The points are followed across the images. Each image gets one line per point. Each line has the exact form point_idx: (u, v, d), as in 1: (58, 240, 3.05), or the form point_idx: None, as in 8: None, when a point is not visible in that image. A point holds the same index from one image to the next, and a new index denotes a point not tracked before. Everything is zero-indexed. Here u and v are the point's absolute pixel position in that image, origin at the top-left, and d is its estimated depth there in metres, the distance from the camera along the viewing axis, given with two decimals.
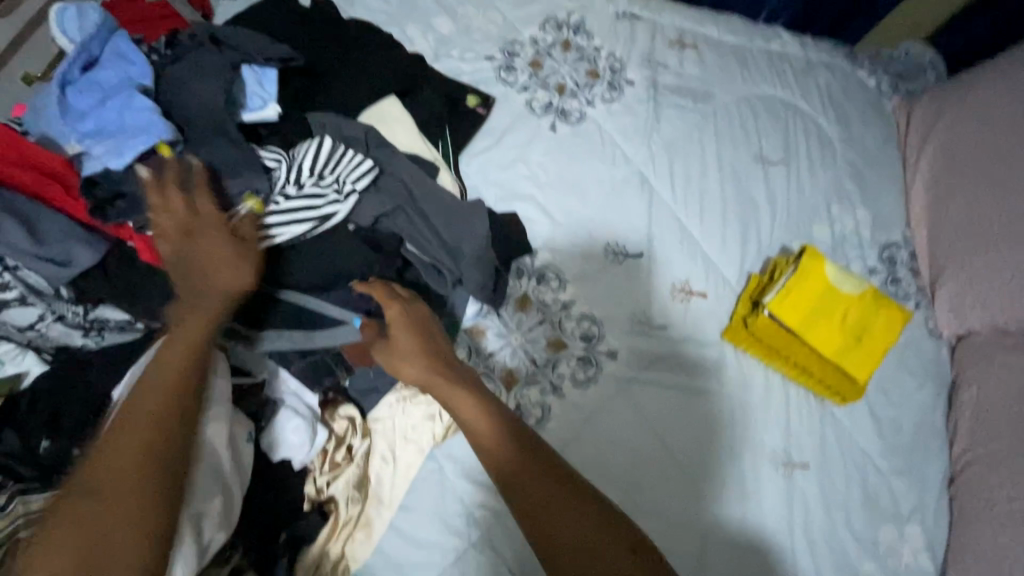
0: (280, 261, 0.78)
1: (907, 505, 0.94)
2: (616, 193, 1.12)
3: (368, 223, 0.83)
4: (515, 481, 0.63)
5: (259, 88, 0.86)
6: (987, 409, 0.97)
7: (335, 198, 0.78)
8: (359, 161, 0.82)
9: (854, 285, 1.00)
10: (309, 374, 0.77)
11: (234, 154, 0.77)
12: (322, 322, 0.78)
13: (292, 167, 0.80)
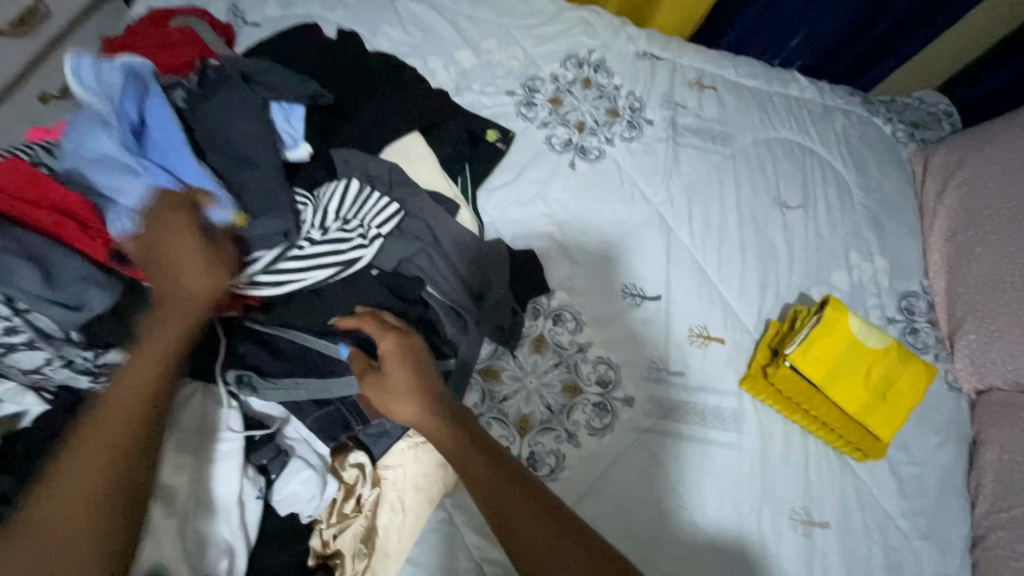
0: (300, 306, 0.73)
1: (929, 570, 0.90)
2: (634, 232, 1.11)
3: (391, 267, 0.78)
4: (518, 529, 0.59)
5: (287, 126, 0.81)
6: (1011, 470, 0.94)
7: (360, 242, 0.74)
8: (384, 204, 0.78)
9: (880, 340, 0.92)
10: (322, 427, 0.72)
11: (274, 197, 0.72)
12: (339, 369, 0.73)
13: (318, 209, 0.76)
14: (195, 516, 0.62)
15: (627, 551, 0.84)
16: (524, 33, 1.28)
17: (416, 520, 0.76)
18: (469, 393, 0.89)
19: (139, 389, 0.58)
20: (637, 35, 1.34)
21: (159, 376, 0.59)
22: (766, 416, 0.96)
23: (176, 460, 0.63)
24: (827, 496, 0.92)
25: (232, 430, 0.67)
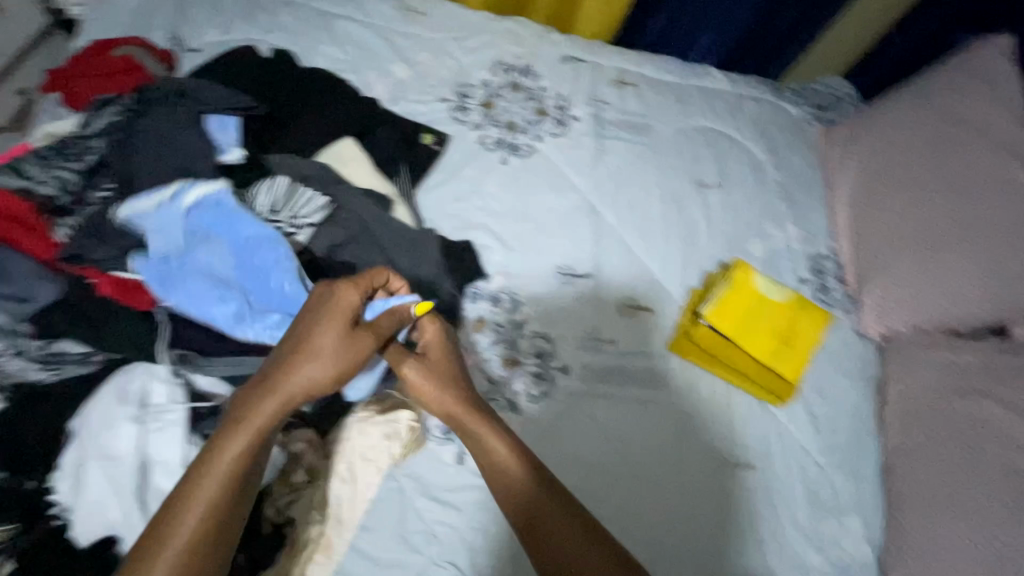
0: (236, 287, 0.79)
1: (846, 497, 1.00)
2: (566, 219, 1.20)
3: (322, 251, 0.86)
4: (534, 514, 0.74)
5: (223, 135, 0.92)
6: (912, 401, 1.04)
7: (289, 229, 0.85)
8: (312, 198, 0.88)
9: (778, 295, 1.10)
10: None
11: (204, 190, 0.83)
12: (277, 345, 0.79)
13: (249, 202, 0.87)
14: (145, 482, 0.70)
15: None
16: (455, 44, 1.38)
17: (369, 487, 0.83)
18: None
19: (250, 453, 0.65)
20: (561, 41, 1.45)
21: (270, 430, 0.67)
22: (694, 374, 1.05)
23: (125, 432, 0.72)
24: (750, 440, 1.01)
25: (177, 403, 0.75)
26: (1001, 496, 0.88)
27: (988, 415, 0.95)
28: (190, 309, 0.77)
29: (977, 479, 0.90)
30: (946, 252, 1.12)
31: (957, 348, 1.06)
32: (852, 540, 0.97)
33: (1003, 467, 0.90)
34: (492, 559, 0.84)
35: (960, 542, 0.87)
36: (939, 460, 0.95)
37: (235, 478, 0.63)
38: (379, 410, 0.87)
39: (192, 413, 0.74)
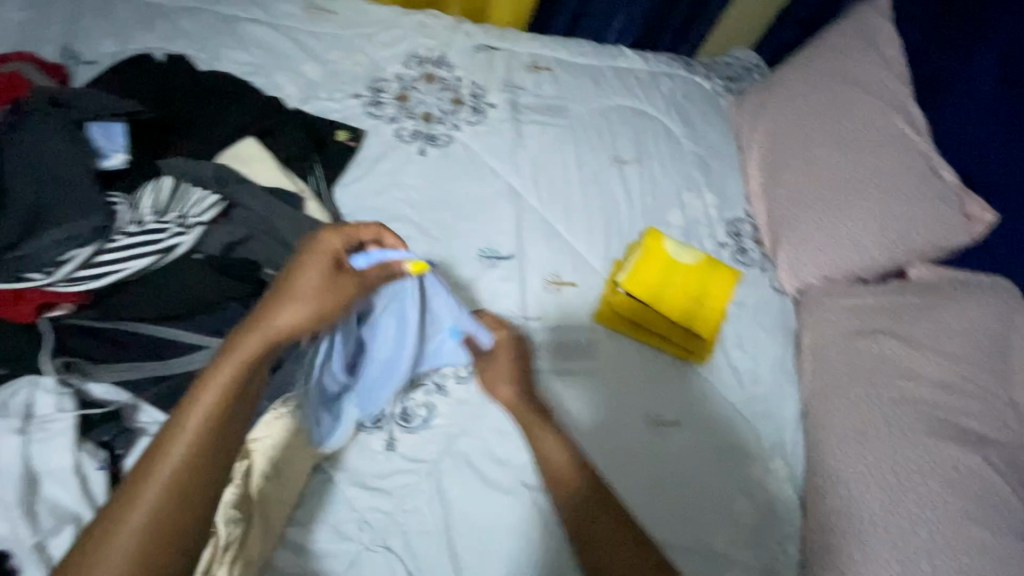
0: (126, 294, 0.81)
1: (768, 443, 1.05)
2: (488, 204, 1.22)
3: (218, 251, 0.85)
4: (581, 504, 0.81)
5: (108, 142, 0.92)
6: (824, 346, 1.10)
7: (177, 231, 0.82)
8: (205, 198, 0.87)
9: (690, 256, 1.14)
10: (166, 401, 0.75)
11: (95, 195, 0.81)
12: (176, 348, 0.78)
13: (134, 207, 0.85)
14: (32, 494, 0.65)
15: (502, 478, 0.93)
16: (366, 40, 1.38)
17: (295, 480, 0.85)
18: None
19: (231, 398, 0.63)
20: (473, 31, 1.47)
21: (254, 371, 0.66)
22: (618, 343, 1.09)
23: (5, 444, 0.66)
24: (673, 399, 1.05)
25: (63, 411, 0.70)
26: (900, 423, 0.94)
27: (887, 351, 1.01)
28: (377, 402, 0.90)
29: (879, 410, 0.97)
30: (843, 203, 1.18)
31: (860, 292, 1.12)
32: (777, 482, 1.01)
33: (900, 395, 0.96)
34: (426, 537, 0.86)
35: (866, 469, 0.93)
36: (848, 397, 1.01)
37: (217, 422, 0.62)
38: None
39: (83, 419, 0.71)
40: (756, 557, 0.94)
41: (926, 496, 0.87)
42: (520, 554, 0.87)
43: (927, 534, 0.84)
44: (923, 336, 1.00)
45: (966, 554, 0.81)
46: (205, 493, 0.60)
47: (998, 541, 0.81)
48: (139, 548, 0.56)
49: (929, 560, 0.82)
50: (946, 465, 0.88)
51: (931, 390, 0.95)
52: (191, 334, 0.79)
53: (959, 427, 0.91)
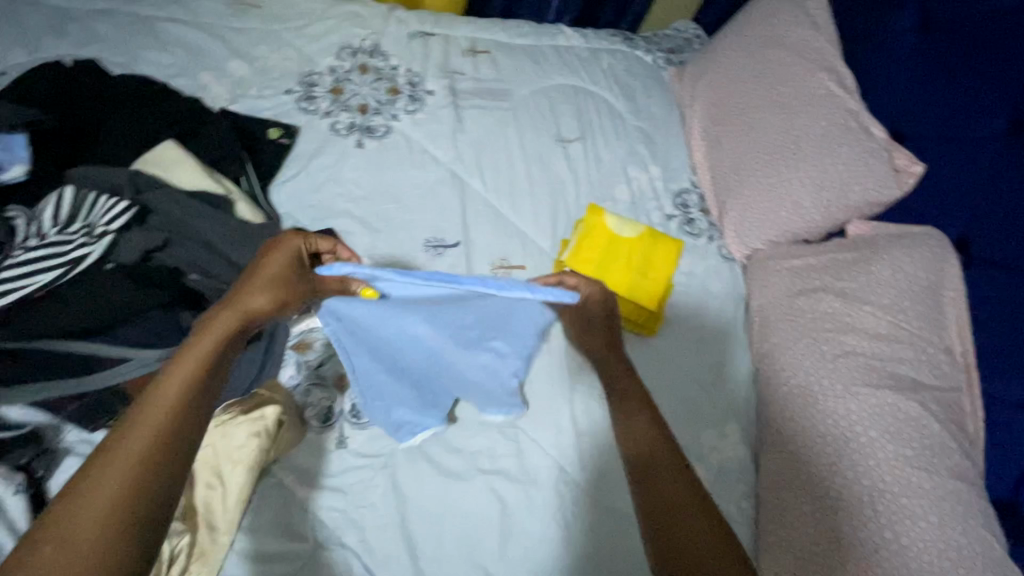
0: (30, 310, 0.75)
1: (721, 406, 1.07)
2: (430, 192, 1.20)
3: (133, 259, 0.82)
4: (652, 469, 0.79)
5: (9, 155, 0.88)
6: (771, 307, 1.11)
7: (85, 241, 0.80)
8: (112, 204, 0.84)
9: (634, 229, 1.14)
10: (88, 415, 0.77)
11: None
12: (97, 362, 0.77)
13: (33, 219, 0.81)
14: None
15: (458, 466, 0.93)
16: (295, 34, 1.34)
17: (235, 488, 0.80)
18: (284, 368, 0.97)
19: (206, 359, 0.66)
20: (407, 18, 1.44)
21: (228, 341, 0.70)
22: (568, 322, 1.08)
23: None
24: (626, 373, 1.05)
25: None
26: (842, 376, 0.96)
27: (828, 308, 1.03)
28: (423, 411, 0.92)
29: (821, 366, 0.98)
30: (781, 166, 1.20)
31: (803, 254, 1.14)
32: (731, 444, 1.03)
33: (841, 349, 0.98)
34: (383, 531, 0.86)
35: (813, 425, 0.95)
36: (794, 355, 1.02)
37: (194, 384, 0.63)
38: (240, 411, 0.85)
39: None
40: None
41: (867, 444, 0.89)
42: (478, 538, 0.87)
43: (869, 482, 0.86)
44: (859, 290, 1.02)
45: (905, 497, 0.84)
46: (190, 441, 0.60)
47: (934, 481, 0.84)
48: (117, 501, 0.53)
49: (871, 506, 0.84)
50: (886, 413, 0.90)
51: (869, 343, 0.97)
52: (113, 348, 0.76)
53: (896, 375, 0.93)
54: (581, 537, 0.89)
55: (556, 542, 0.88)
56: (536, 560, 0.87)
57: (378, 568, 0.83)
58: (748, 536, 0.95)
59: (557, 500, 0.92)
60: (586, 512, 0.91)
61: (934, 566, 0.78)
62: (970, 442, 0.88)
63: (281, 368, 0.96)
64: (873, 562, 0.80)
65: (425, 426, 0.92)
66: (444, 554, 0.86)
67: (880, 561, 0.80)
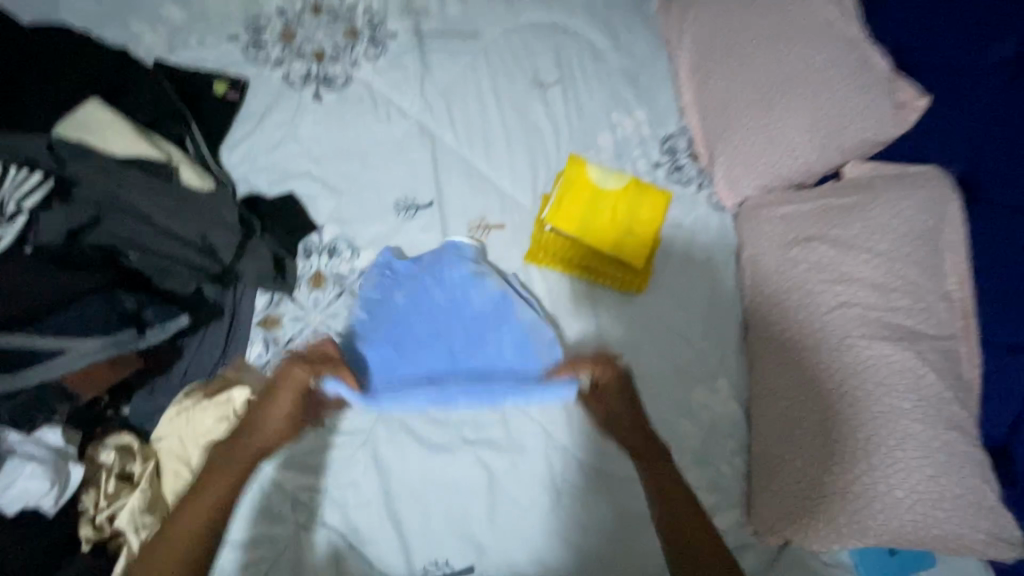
0: None
1: (712, 361, 1.02)
2: (397, 148, 1.11)
3: (59, 241, 0.75)
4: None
5: None
6: (761, 258, 1.06)
7: None
8: (26, 177, 0.75)
9: (617, 181, 1.06)
10: (21, 415, 0.70)
11: None
12: (32, 355, 0.69)
13: None
14: None
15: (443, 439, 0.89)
16: None
17: None
18: (252, 346, 0.89)
19: (212, 514, 0.69)
20: None
21: (218, 510, 0.69)
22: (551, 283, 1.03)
23: None
24: (611, 336, 1.01)
25: None
26: (834, 329, 0.93)
27: (822, 257, 0.98)
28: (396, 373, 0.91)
29: (814, 319, 0.95)
30: (775, 106, 1.11)
31: (796, 199, 1.08)
32: (721, 400, 1.00)
33: (835, 300, 0.94)
34: (368, 509, 0.83)
35: (804, 379, 0.92)
36: (784, 308, 0.99)
37: (199, 550, 0.66)
38: (205, 394, 0.80)
39: None
40: (702, 477, 0.95)
41: (862, 398, 0.87)
42: (463, 513, 0.85)
43: (862, 436, 0.85)
44: (856, 237, 0.97)
45: (898, 450, 0.83)
46: None
47: (928, 432, 0.83)
48: None
49: (865, 460, 0.84)
50: (881, 365, 0.88)
51: (865, 292, 0.93)
52: (46, 338, 0.69)
53: (892, 325, 0.90)
54: (572, 505, 0.87)
55: (547, 510, 0.86)
56: (525, 529, 0.85)
57: (363, 545, 0.82)
58: (739, 490, 0.95)
59: (546, 467, 0.89)
60: (576, 477, 0.89)
61: (926, 517, 0.80)
62: (966, 391, 0.86)
63: (248, 348, 0.88)
64: (870, 514, 0.83)
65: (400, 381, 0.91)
66: (433, 528, 0.84)
67: (872, 513, 0.82)
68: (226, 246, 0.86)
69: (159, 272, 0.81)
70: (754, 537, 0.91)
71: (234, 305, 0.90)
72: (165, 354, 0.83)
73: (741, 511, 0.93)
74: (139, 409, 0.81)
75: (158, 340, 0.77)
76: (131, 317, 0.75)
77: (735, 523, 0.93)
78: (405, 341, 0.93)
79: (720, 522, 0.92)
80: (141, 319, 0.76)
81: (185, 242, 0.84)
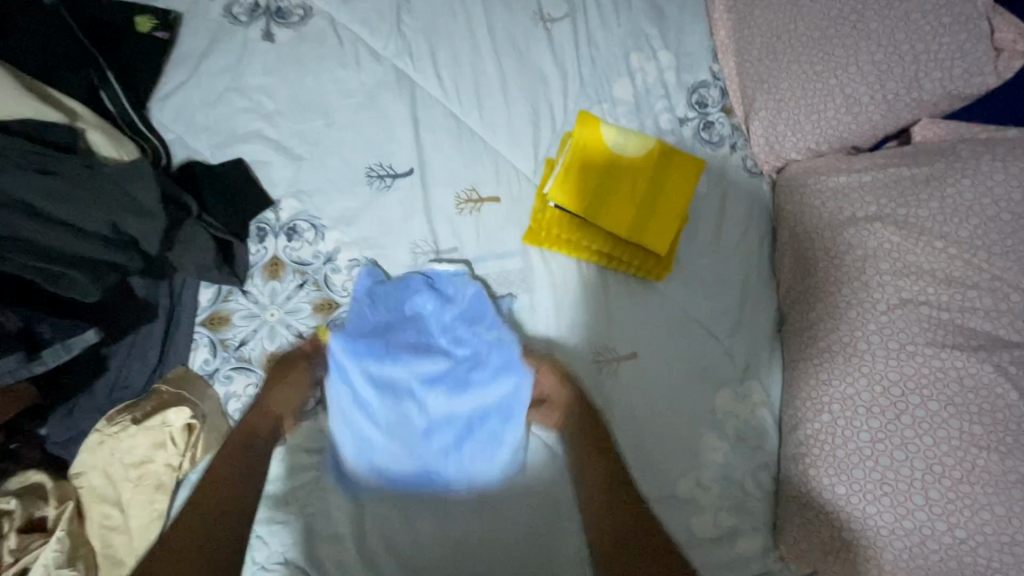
0: None
1: (740, 361, 0.87)
2: (367, 101, 0.91)
3: None
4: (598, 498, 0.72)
5: None
6: (807, 237, 0.87)
7: None
8: None
9: (637, 145, 0.85)
10: None
11: None
12: None
13: None
14: None
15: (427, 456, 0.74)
16: None
17: (139, 515, 0.66)
18: (196, 352, 0.75)
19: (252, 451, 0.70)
20: None
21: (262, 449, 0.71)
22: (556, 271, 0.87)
23: None
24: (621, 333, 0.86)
25: None
26: (894, 332, 0.77)
27: (882, 241, 0.81)
28: (370, 429, 0.73)
29: (871, 317, 0.78)
30: (833, 48, 0.90)
31: (853, 166, 0.88)
32: (750, 407, 0.85)
33: (897, 297, 0.79)
34: (338, 543, 0.72)
35: (854, 392, 0.77)
36: (831, 302, 0.82)
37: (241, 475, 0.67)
38: (133, 419, 0.68)
39: None
40: (723, 496, 0.81)
41: (925, 419, 0.73)
42: (444, 541, 0.72)
43: (922, 464, 0.72)
44: (929, 219, 0.79)
45: (966, 483, 0.70)
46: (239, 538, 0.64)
47: (1004, 464, 0.69)
48: None
49: (922, 493, 0.71)
50: (951, 379, 0.73)
51: (935, 289, 0.77)
52: None
53: (966, 330, 0.75)
54: (573, 535, 0.74)
55: (542, 541, 0.74)
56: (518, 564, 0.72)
57: None
58: (766, 511, 0.81)
59: (542, 487, 0.76)
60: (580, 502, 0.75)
61: (994, 562, 0.68)
62: None
63: (194, 354, 0.75)
64: (922, 554, 0.70)
65: (371, 445, 0.73)
66: (411, 564, 0.71)
67: (925, 554, 0.70)
68: (147, 238, 0.66)
69: (53, 279, 0.59)
70: (780, 563, 0.78)
71: (172, 301, 0.76)
72: (88, 367, 0.70)
73: (768, 535, 0.80)
74: (53, 434, 0.69)
75: (57, 365, 0.60)
76: (20, 336, 0.58)
77: (761, 549, 0.79)
78: (362, 370, 0.75)
79: (743, 547, 0.79)
80: (35, 337, 0.59)
81: (92, 234, 0.62)
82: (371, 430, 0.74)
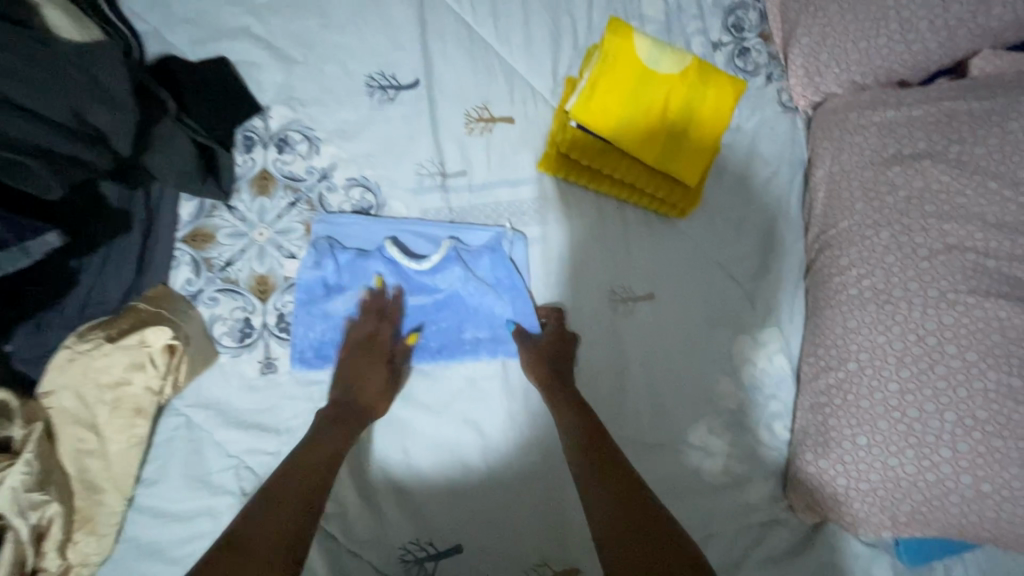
0: None
1: (762, 307, 0.82)
2: (369, 3, 0.81)
3: None
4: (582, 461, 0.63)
5: None
6: (844, 180, 0.80)
7: None
8: None
9: (674, 60, 0.75)
10: None
11: None
12: None
13: None
14: None
15: (454, 430, 0.71)
16: None
17: (118, 437, 0.63)
18: (179, 271, 0.72)
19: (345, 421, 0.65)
20: None
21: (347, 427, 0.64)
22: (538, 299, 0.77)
23: None
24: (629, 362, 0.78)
25: None
26: (937, 279, 0.71)
27: (928, 181, 0.75)
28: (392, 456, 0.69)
29: (910, 263, 0.73)
30: None
31: (901, 100, 0.80)
32: (766, 354, 0.80)
33: (941, 242, 0.73)
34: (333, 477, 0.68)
35: (885, 340, 0.72)
36: (867, 247, 0.75)
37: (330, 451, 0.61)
38: (107, 337, 0.64)
39: None
40: (734, 444, 0.77)
41: (960, 370, 0.68)
42: (449, 481, 0.69)
43: (953, 417, 0.68)
44: (984, 159, 0.73)
45: (997, 437, 0.66)
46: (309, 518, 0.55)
47: None
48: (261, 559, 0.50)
49: (950, 446, 0.68)
50: (992, 330, 0.69)
51: (984, 234, 0.72)
52: None
53: (1011, 280, 0.70)
54: None
55: (553, 480, 0.70)
56: (523, 502, 0.69)
57: (329, 520, 0.66)
58: (778, 459, 0.78)
59: (551, 426, 0.72)
60: None
61: (1014, 516, 0.66)
62: None
63: (176, 273, 0.72)
64: (940, 506, 0.68)
65: (393, 469, 0.69)
66: (414, 499, 0.68)
67: (945, 506, 0.68)
68: (117, 132, 0.59)
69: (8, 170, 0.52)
70: (789, 512, 0.76)
71: (150, 214, 0.71)
72: (55, 279, 0.63)
73: (776, 483, 0.77)
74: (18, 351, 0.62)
75: (16, 269, 0.55)
76: None
77: (770, 496, 0.76)
78: None
79: (752, 495, 0.76)
80: None
81: (53, 123, 0.54)
82: (394, 461, 0.69)
